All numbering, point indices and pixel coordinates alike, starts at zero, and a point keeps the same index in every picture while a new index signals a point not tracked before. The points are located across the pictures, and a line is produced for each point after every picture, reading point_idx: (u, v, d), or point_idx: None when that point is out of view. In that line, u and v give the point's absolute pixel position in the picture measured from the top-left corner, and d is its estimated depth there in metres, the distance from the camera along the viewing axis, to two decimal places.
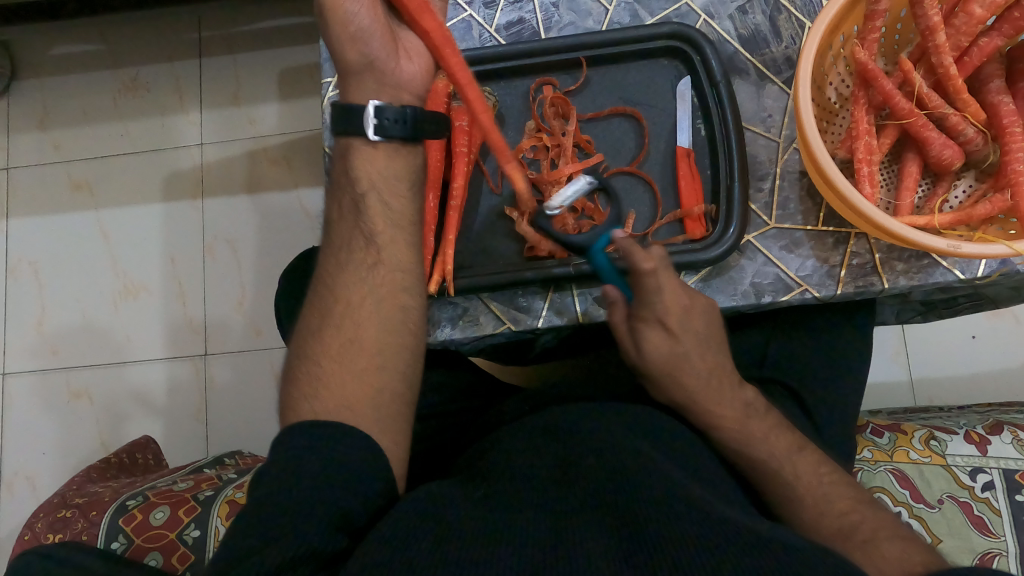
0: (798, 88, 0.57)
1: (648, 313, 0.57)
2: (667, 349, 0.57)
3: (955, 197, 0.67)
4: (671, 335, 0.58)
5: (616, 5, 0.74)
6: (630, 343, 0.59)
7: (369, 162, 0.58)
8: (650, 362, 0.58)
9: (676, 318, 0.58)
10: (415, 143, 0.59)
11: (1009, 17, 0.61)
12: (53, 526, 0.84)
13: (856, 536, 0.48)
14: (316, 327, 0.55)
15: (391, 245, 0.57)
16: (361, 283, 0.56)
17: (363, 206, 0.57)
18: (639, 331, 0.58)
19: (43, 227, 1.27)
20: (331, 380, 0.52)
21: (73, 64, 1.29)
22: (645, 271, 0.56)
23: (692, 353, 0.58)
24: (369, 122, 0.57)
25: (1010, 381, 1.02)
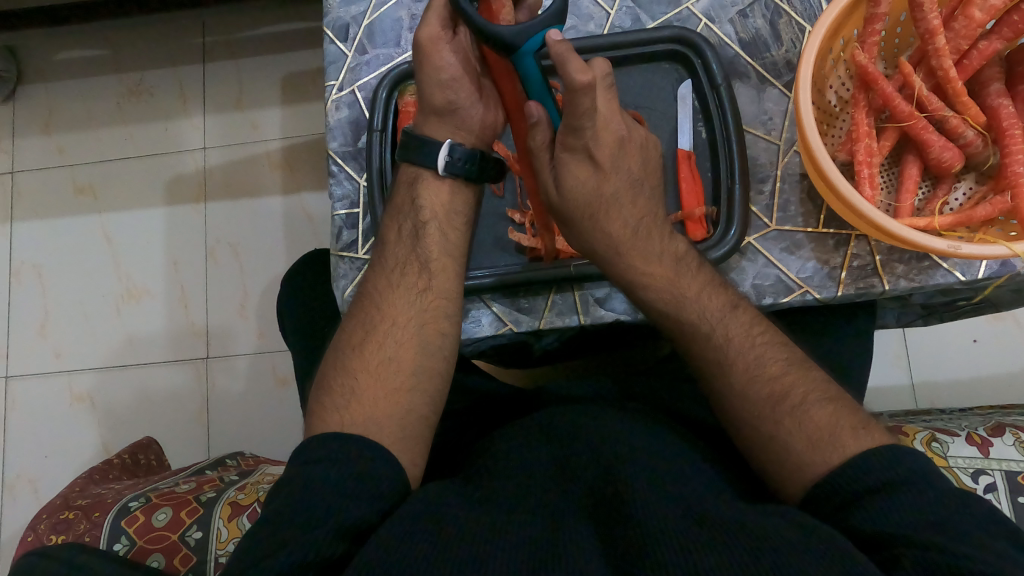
0: (798, 93, 0.57)
1: (577, 141, 0.56)
2: (593, 185, 0.58)
3: (956, 199, 0.67)
4: (599, 172, 0.58)
5: (617, 10, 0.74)
6: (551, 176, 0.59)
7: (433, 194, 0.62)
8: (571, 198, 0.58)
9: (607, 153, 0.58)
10: (477, 181, 0.64)
11: (1008, 21, 0.62)
12: (56, 528, 0.84)
13: (785, 403, 0.49)
14: (358, 341, 0.56)
15: (442, 273, 0.61)
16: (409, 305, 0.58)
17: (422, 233, 0.62)
18: (562, 161, 0.58)
19: (46, 231, 1.28)
20: (365, 394, 0.53)
21: (79, 69, 1.30)
22: (580, 86, 0.52)
23: (619, 194, 0.59)
24: (441, 159, 0.61)
25: (1011, 384, 1.02)
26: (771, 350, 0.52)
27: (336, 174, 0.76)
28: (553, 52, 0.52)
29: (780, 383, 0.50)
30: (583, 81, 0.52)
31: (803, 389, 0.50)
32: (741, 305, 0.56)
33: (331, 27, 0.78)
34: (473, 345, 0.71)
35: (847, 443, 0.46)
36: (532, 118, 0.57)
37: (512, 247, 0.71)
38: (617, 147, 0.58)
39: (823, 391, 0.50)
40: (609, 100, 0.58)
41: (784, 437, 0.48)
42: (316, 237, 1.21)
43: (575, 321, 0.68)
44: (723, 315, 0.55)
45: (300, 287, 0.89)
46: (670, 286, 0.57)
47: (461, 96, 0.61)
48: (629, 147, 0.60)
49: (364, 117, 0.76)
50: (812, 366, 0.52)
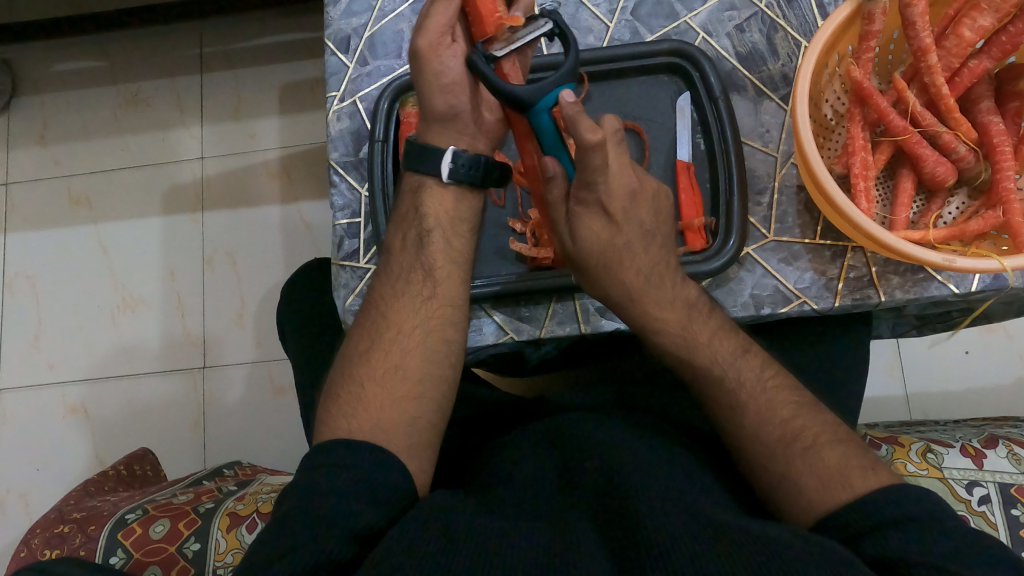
0: (795, 107, 0.58)
1: (590, 195, 0.57)
2: (606, 238, 0.59)
3: (949, 213, 0.68)
4: (612, 224, 0.59)
5: (616, 23, 0.75)
6: (567, 227, 0.60)
7: (438, 201, 0.62)
8: (583, 248, 0.59)
9: (619, 204, 0.58)
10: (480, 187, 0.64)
11: (997, 40, 0.63)
12: (50, 542, 0.83)
13: (797, 444, 0.49)
14: (364, 350, 0.57)
15: (448, 280, 0.61)
16: (415, 313, 0.58)
17: (427, 240, 0.61)
18: (576, 213, 0.59)
19: (41, 241, 1.27)
20: (372, 402, 0.53)
21: (75, 80, 1.30)
22: (590, 144, 0.53)
23: (632, 243, 0.59)
24: (444, 164, 0.61)
25: (1003, 396, 1.03)
26: (781, 394, 0.53)
27: (337, 185, 0.76)
28: (565, 113, 0.53)
29: (792, 426, 0.51)
30: (593, 140, 0.53)
31: (814, 432, 0.50)
32: (752, 349, 0.57)
33: (333, 39, 0.79)
34: (474, 354, 0.72)
35: (857, 483, 0.46)
36: (547, 173, 0.58)
37: (513, 257, 0.72)
38: (630, 200, 0.59)
39: (833, 432, 0.51)
40: (621, 155, 0.58)
41: (796, 478, 0.48)
42: (313, 247, 1.21)
43: (575, 330, 0.68)
44: (734, 357, 0.56)
45: (300, 296, 0.89)
46: (682, 330, 0.58)
47: (463, 99, 0.60)
48: (642, 198, 0.60)
49: (365, 127, 0.77)
50: (821, 410, 0.53)
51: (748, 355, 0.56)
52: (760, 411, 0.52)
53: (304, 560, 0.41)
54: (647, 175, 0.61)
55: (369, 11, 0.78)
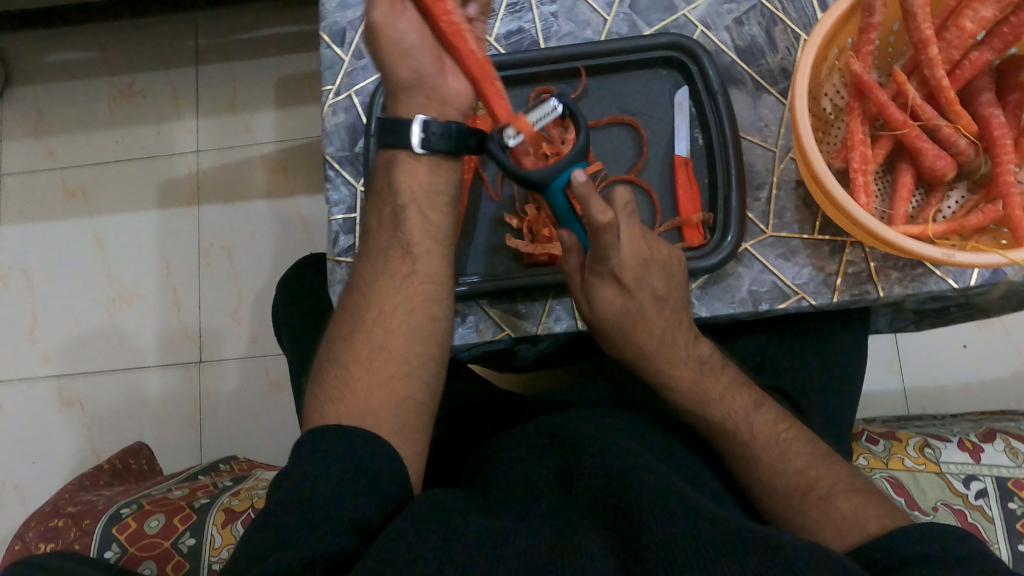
0: (794, 101, 0.57)
1: (603, 267, 0.58)
2: (620, 305, 0.59)
3: (949, 207, 0.68)
4: (625, 292, 0.59)
5: (614, 16, 0.74)
6: (583, 296, 0.61)
7: (412, 176, 0.60)
8: (600, 315, 0.60)
9: (631, 274, 0.58)
10: (457, 156, 0.60)
11: (998, 32, 0.62)
12: (45, 535, 0.83)
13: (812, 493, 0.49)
14: (348, 333, 0.57)
15: (427, 257, 0.59)
16: (395, 292, 0.58)
17: (403, 217, 0.60)
18: (592, 283, 0.60)
19: (35, 234, 1.27)
20: (360, 386, 0.53)
21: (68, 71, 1.29)
22: (600, 225, 0.54)
23: (646, 308, 0.59)
24: (415, 136, 0.59)
25: (1001, 390, 1.03)
26: (795, 446, 0.53)
27: (333, 179, 0.76)
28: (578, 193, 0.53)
29: (807, 477, 0.50)
30: (603, 221, 0.54)
31: (830, 481, 0.50)
32: (764, 404, 0.57)
33: (328, 32, 0.78)
34: (470, 350, 0.71)
35: (870, 524, 0.46)
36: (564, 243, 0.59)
37: (509, 252, 0.71)
38: (642, 267, 0.58)
39: (850, 483, 0.50)
40: (633, 226, 0.58)
41: (814, 529, 0.48)
42: (309, 240, 1.20)
43: (572, 326, 0.68)
44: (747, 412, 0.55)
45: (295, 292, 0.89)
46: (694, 386, 0.58)
47: (423, 63, 0.58)
48: (655, 264, 0.59)
49: (361, 122, 0.76)
50: (837, 460, 0.53)
51: (761, 410, 0.56)
52: (766, 444, 0.53)
53: (298, 555, 0.40)
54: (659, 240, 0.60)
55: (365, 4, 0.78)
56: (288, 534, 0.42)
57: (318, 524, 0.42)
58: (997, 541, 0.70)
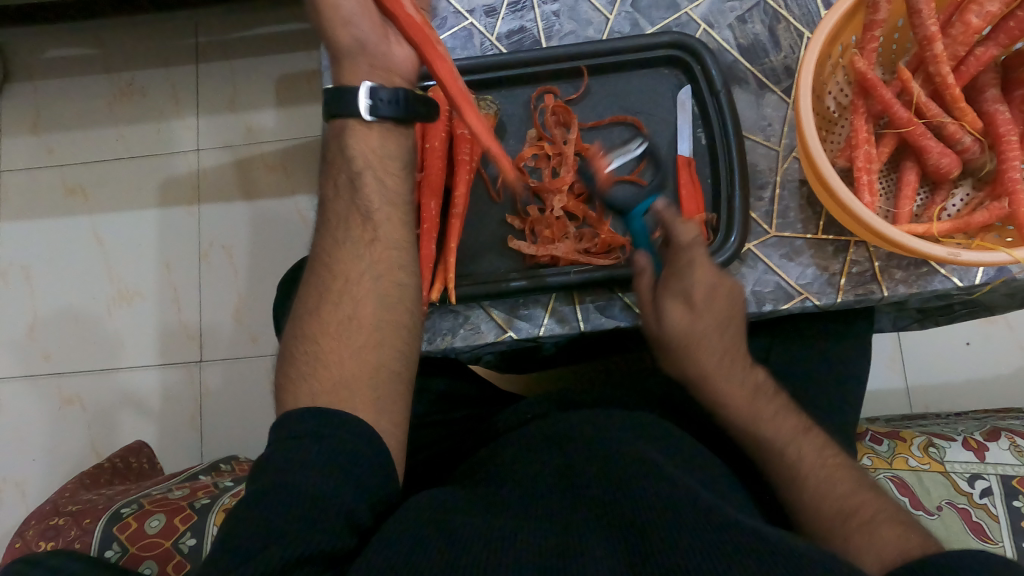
0: (798, 99, 0.57)
1: (676, 284, 0.56)
2: (688, 324, 0.56)
3: (953, 205, 0.67)
4: (693, 311, 0.56)
5: (616, 14, 0.74)
6: (652, 315, 0.58)
7: (363, 141, 0.57)
8: (666, 333, 0.57)
9: (701, 294, 0.56)
10: (408, 123, 0.59)
11: (1004, 27, 0.62)
12: (46, 534, 0.83)
13: (855, 519, 0.46)
14: (314, 306, 0.54)
15: (388, 221, 0.57)
16: (358, 260, 0.55)
17: (358, 183, 0.57)
18: (660, 303, 0.57)
19: (35, 232, 1.26)
20: (329, 357, 0.52)
21: (67, 68, 1.29)
22: (685, 239, 0.55)
23: (712, 331, 0.56)
24: (363, 103, 0.56)
25: (1004, 388, 1.03)
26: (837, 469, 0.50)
27: None
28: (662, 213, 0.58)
29: (849, 503, 0.47)
30: (688, 239, 0.56)
31: (873, 509, 0.46)
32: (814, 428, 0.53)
33: None
34: (471, 351, 0.71)
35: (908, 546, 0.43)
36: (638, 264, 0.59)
37: (511, 253, 0.71)
38: (712, 291, 0.56)
39: (893, 514, 0.46)
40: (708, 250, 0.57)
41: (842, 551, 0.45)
42: (310, 239, 1.20)
43: (574, 329, 0.68)
44: (795, 436, 0.52)
45: (296, 293, 0.88)
46: (747, 405, 0.54)
47: (365, 29, 0.57)
48: (722, 287, 0.57)
49: None
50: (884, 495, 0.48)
51: (809, 434, 0.52)
52: (775, 445, 0.52)
53: (294, 556, 0.41)
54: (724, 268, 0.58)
55: None
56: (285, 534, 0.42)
57: (315, 524, 0.42)
58: (1002, 538, 0.70)
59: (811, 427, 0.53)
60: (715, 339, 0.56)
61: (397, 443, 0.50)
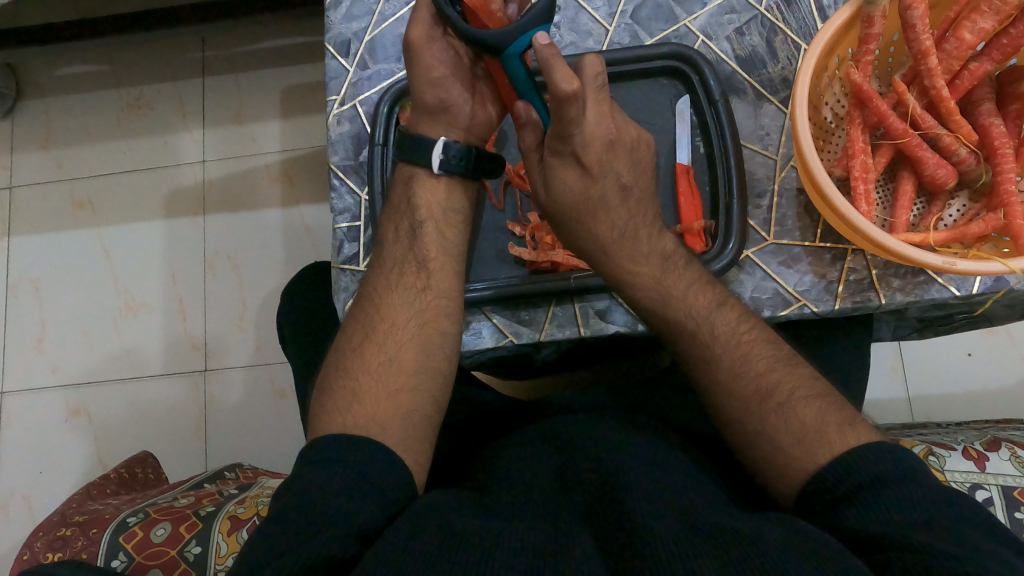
0: (794, 110, 0.58)
1: (565, 146, 0.58)
2: (578, 187, 0.59)
3: (950, 216, 0.68)
4: (586, 176, 0.59)
5: (616, 26, 0.75)
6: (540, 177, 0.61)
7: (430, 192, 0.64)
8: (559, 201, 0.60)
9: (593, 156, 0.58)
10: (472, 177, 0.65)
11: (998, 43, 0.63)
12: (53, 545, 0.83)
13: (772, 399, 0.50)
14: (359, 343, 0.57)
15: (440, 272, 0.62)
16: (409, 304, 0.59)
17: (420, 232, 0.63)
18: (550, 163, 0.60)
19: (44, 245, 1.28)
20: (367, 395, 0.53)
21: (78, 84, 1.31)
22: (565, 95, 0.54)
23: (607, 196, 0.60)
24: (436, 156, 0.63)
25: (1007, 398, 1.02)
26: None
27: (337, 189, 0.76)
28: (540, 55, 0.55)
29: (766, 380, 0.51)
30: (568, 90, 0.54)
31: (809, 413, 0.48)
32: (729, 301, 0.56)
33: (333, 43, 0.79)
34: (474, 357, 0.72)
35: (834, 440, 0.46)
36: (521, 119, 0.59)
37: (512, 260, 0.71)
38: (605, 150, 0.59)
39: (810, 388, 0.50)
40: (600, 102, 0.59)
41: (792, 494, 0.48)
42: (315, 250, 1.21)
43: (574, 333, 0.68)
44: (709, 312, 0.55)
45: (299, 301, 0.89)
46: (656, 285, 0.58)
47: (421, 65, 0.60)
48: (619, 149, 0.60)
49: (365, 131, 0.77)
50: (799, 363, 0.53)
51: (723, 306, 0.56)
52: None
53: (306, 556, 0.41)
54: (625, 123, 0.62)
55: (369, 16, 0.79)
56: (291, 538, 0.42)
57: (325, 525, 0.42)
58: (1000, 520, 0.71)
59: (727, 299, 0.57)
60: (615, 208, 0.60)
61: (402, 445, 0.51)
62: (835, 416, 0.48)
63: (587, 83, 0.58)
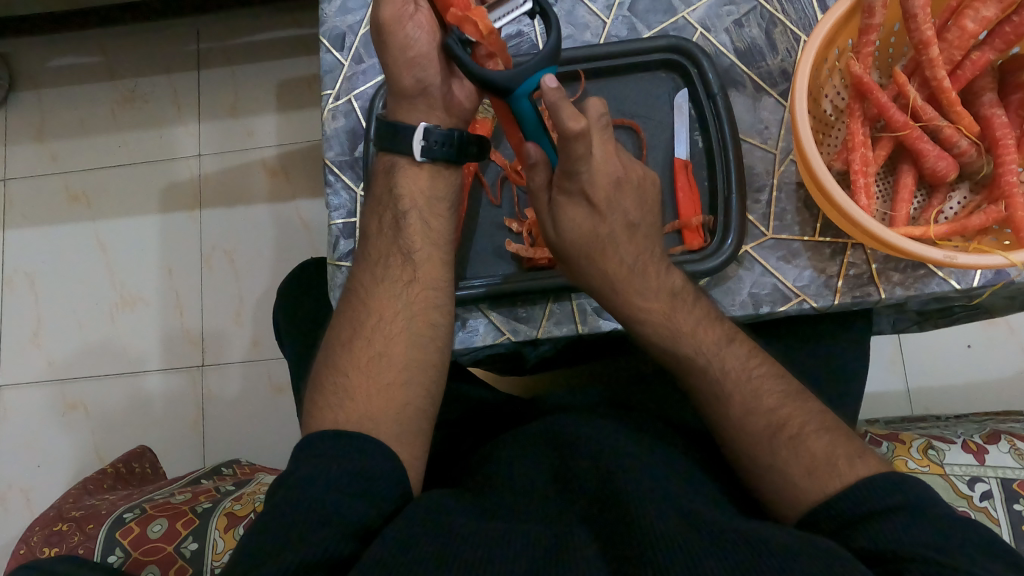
0: (793, 102, 0.57)
1: (573, 184, 0.58)
2: (588, 225, 0.59)
3: (950, 208, 0.68)
4: (596, 213, 0.59)
5: (614, 18, 0.74)
6: (549, 218, 0.60)
7: (412, 180, 0.63)
8: (567, 240, 0.60)
9: (601, 193, 0.59)
10: (456, 162, 0.64)
11: (1000, 32, 0.62)
12: (49, 540, 0.83)
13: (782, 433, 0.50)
14: (347, 339, 0.57)
15: (427, 263, 0.61)
16: (397, 298, 0.59)
17: (404, 223, 0.62)
18: (558, 203, 0.59)
19: (40, 239, 1.27)
20: (358, 390, 0.53)
21: (71, 76, 1.29)
22: (572, 132, 0.54)
23: (616, 233, 0.59)
24: (416, 143, 0.62)
25: (1006, 390, 1.02)
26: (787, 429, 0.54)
27: (333, 184, 0.76)
28: (548, 99, 0.53)
29: (779, 416, 0.51)
30: (576, 128, 0.54)
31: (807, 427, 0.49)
32: (738, 338, 0.56)
33: (328, 36, 0.78)
34: (472, 355, 0.71)
35: (844, 471, 0.46)
36: (530, 159, 0.59)
37: (510, 256, 0.71)
38: (613, 188, 0.59)
39: (819, 421, 0.51)
40: (606, 141, 0.59)
41: (789, 491, 0.47)
42: (311, 244, 1.20)
43: (573, 330, 0.68)
44: (719, 347, 0.55)
45: (297, 297, 0.89)
46: (666, 320, 0.57)
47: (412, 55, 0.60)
48: (627, 185, 0.60)
49: (361, 126, 0.76)
50: (808, 397, 0.53)
51: (732, 345, 0.55)
52: None
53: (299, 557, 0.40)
54: (631, 162, 0.61)
55: (364, 9, 0.78)
56: (284, 538, 0.42)
57: (320, 525, 0.42)
58: (998, 514, 0.71)
59: (736, 337, 0.56)
60: (622, 246, 0.59)
61: (398, 442, 0.50)
62: (844, 447, 0.48)
63: (593, 121, 0.58)
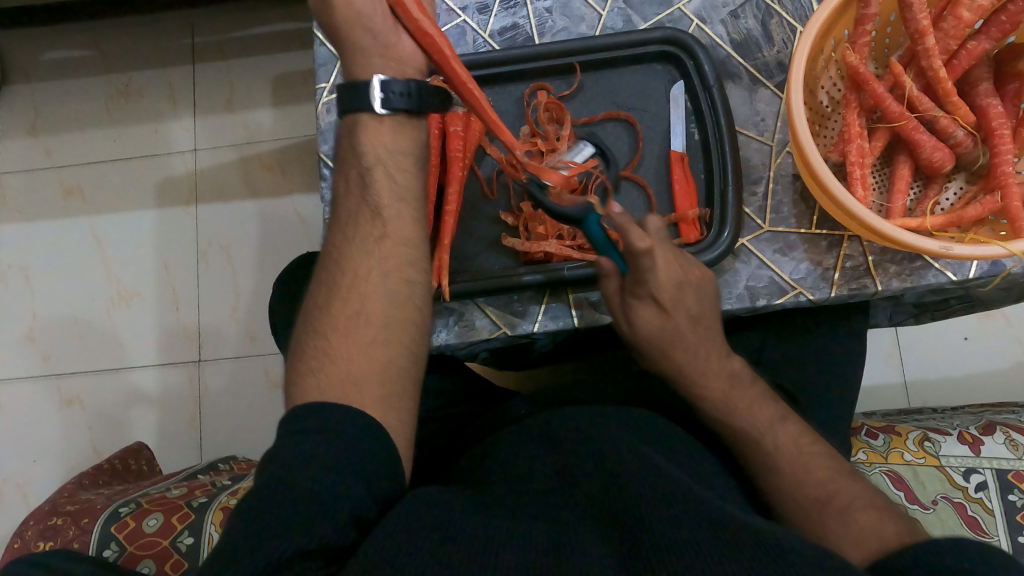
0: (789, 94, 0.56)
1: (643, 289, 0.59)
2: (658, 325, 0.60)
3: (947, 199, 0.67)
4: (664, 312, 0.60)
5: (609, 10, 0.74)
6: (622, 316, 0.62)
7: (375, 136, 0.60)
8: (640, 335, 0.61)
9: (669, 295, 0.59)
10: (421, 116, 0.61)
11: (996, 20, 0.62)
12: (44, 535, 0.84)
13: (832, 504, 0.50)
14: (324, 300, 0.56)
15: (397, 218, 0.59)
16: (369, 256, 0.57)
17: (369, 180, 0.59)
18: (631, 305, 0.60)
19: (35, 234, 1.27)
20: (339, 354, 0.53)
21: (64, 70, 1.28)
22: (640, 250, 0.56)
23: (681, 327, 0.60)
24: (376, 96, 0.59)
25: (1003, 382, 1.03)
26: (786, 426, 0.54)
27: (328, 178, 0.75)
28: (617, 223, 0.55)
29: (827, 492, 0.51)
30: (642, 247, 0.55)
31: (849, 497, 0.50)
32: (791, 417, 0.58)
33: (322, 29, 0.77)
34: (467, 348, 0.71)
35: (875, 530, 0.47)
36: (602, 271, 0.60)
37: (505, 249, 0.71)
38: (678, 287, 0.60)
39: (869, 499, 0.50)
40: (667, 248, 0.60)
41: (816, 525, 0.49)
42: (307, 238, 1.20)
43: (568, 324, 0.68)
44: (774, 426, 0.57)
45: (293, 291, 0.88)
46: (722, 399, 0.59)
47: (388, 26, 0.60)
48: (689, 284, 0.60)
49: None
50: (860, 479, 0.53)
51: (786, 422, 0.57)
52: None
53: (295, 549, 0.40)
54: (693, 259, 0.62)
55: None
56: (277, 531, 0.41)
57: (318, 518, 0.42)
58: (993, 509, 0.71)
59: (789, 415, 0.58)
60: (689, 335, 0.60)
61: (398, 436, 0.51)
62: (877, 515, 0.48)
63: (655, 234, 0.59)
